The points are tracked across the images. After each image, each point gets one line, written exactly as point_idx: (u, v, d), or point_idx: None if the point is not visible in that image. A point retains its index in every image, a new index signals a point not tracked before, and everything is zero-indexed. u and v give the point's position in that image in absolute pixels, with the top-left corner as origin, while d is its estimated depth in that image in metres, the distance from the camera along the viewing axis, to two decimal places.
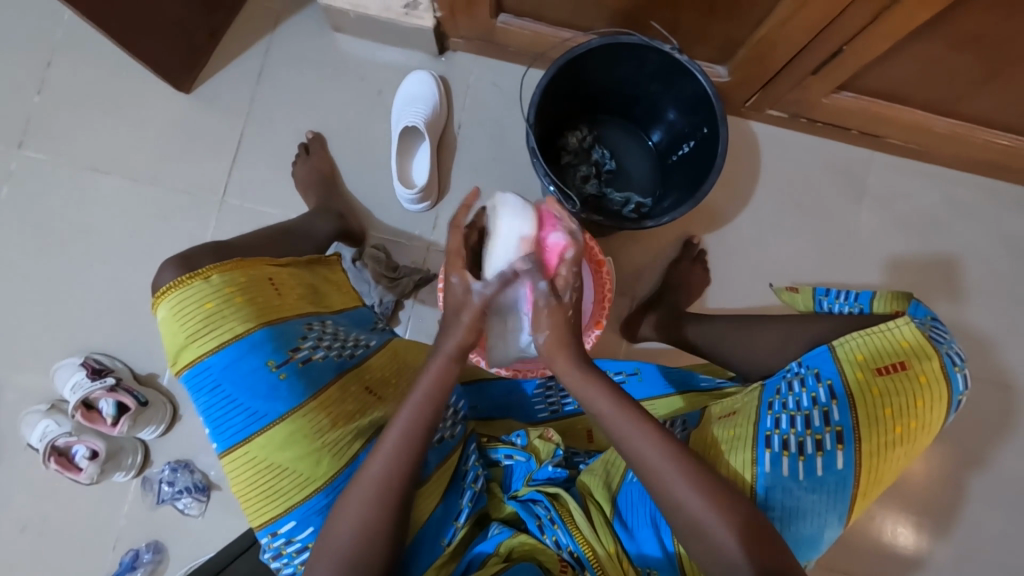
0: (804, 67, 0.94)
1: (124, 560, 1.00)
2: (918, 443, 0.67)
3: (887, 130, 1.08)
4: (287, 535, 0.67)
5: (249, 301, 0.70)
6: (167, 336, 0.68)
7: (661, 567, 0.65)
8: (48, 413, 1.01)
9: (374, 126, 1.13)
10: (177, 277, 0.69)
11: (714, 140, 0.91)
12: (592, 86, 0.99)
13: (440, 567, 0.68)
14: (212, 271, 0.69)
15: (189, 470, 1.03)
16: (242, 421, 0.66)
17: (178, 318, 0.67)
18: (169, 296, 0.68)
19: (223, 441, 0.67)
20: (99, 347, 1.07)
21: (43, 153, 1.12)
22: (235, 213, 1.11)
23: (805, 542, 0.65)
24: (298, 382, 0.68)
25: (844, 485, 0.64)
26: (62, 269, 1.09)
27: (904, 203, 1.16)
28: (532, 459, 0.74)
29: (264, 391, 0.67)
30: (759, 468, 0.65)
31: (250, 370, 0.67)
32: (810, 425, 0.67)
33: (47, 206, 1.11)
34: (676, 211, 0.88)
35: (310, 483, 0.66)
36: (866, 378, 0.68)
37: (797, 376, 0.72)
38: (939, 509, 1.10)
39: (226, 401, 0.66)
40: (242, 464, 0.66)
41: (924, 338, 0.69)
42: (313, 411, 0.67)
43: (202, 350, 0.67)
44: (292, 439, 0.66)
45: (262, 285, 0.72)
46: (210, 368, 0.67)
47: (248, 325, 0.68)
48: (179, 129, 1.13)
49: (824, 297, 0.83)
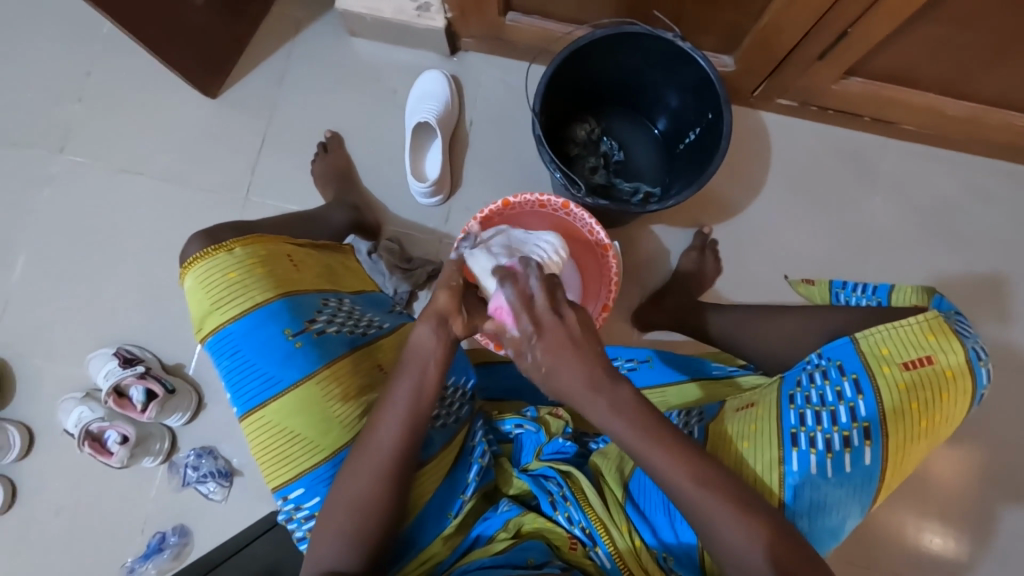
0: (811, 53, 0.94)
1: (151, 542, 1.04)
2: (939, 435, 0.67)
3: (900, 115, 1.07)
4: (296, 501, 0.69)
5: (268, 273, 0.74)
6: (195, 303, 0.72)
7: (677, 556, 0.66)
8: (83, 400, 1.06)
9: (389, 125, 1.18)
10: (205, 248, 0.74)
11: (718, 126, 0.92)
12: (597, 77, 1.01)
13: (446, 538, 0.68)
14: (235, 245, 0.74)
15: (213, 456, 1.07)
16: (259, 386, 0.69)
17: (205, 287, 0.72)
18: (197, 265, 0.73)
19: (242, 405, 0.70)
20: (131, 339, 1.12)
21: (82, 158, 1.19)
22: (257, 210, 1.16)
23: (829, 535, 0.66)
24: (311, 351, 0.71)
25: (870, 479, 0.65)
26: (97, 265, 1.16)
27: (921, 189, 1.14)
28: (541, 430, 0.76)
29: (280, 357, 0.70)
30: (786, 467, 0.65)
31: (267, 337, 0.70)
32: (836, 421, 0.67)
33: (85, 206, 1.17)
34: (681, 194, 0.89)
35: (319, 450, 0.69)
36: (891, 372, 0.67)
37: (818, 369, 0.71)
38: (966, 503, 1.06)
39: (246, 366, 0.70)
40: (257, 428, 0.70)
41: (948, 333, 0.67)
42: (324, 381, 0.70)
43: (224, 317, 0.71)
44: (303, 405, 0.69)
45: (281, 260, 0.77)
46: (232, 334, 0.71)
47: (267, 295, 0.72)
48: (206, 132, 1.19)
49: (841, 290, 0.84)
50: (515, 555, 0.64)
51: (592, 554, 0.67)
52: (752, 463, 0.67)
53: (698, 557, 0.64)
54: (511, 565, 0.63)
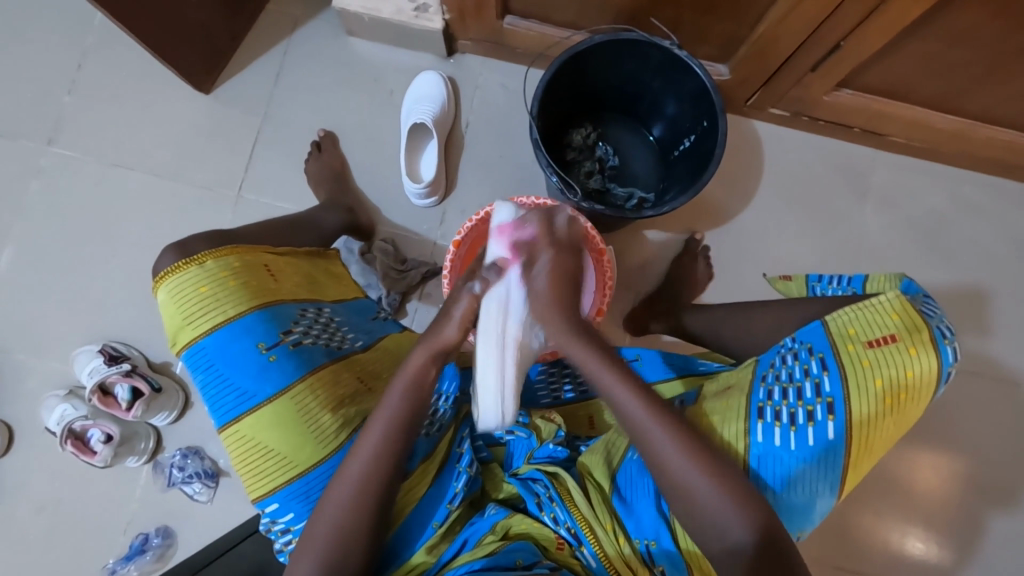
0: (804, 64, 0.96)
1: (134, 543, 1.02)
2: (907, 414, 0.65)
3: (889, 127, 1.09)
4: (272, 516, 0.69)
5: (242, 285, 0.73)
6: (167, 318, 0.71)
7: (663, 554, 0.65)
8: (66, 397, 1.04)
9: (385, 125, 1.17)
10: (175, 263, 0.72)
11: (712, 134, 0.94)
12: (593, 82, 1.02)
13: (431, 547, 0.67)
14: (207, 257, 0.73)
15: (199, 456, 1.05)
16: (233, 400, 0.69)
17: (176, 301, 0.71)
18: (167, 280, 0.72)
19: (218, 419, 0.69)
20: (118, 336, 1.11)
21: (71, 151, 1.17)
22: (250, 208, 1.15)
23: (797, 511, 0.65)
24: (286, 364, 0.70)
25: (834, 455, 0.63)
26: (84, 260, 1.14)
27: (908, 200, 1.16)
28: (533, 436, 0.74)
29: (254, 371, 0.69)
30: (751, 437, 0.65)
31: (240, 351, 0.69)
32: (801, 396, 0.66)
33: (72, 200, 1.15)
34: (676, 200, 0.90)
35: (293, 467, 0.68)
36: (855, 350, 0.66)
37: (790, 351, 0.70)
38: (947, 510, 1.08)
39: (220, 380, 0.69)
40: (233, 443, 0.69)
41: (914, 312, 0.66)
42: (299, 394, 0.69)
43: (197, 331, 0.70)
44: (278, 420, 0.68)
45: (256, 270, 0.75)
46: (205, 348, 0.70)
47: (241, 308, 0.71)
48: (199, 128, 1.18)
49: (817, 283, 0.83)
50: (503, 557, 0.63)
51: (579, 554, 0.67)
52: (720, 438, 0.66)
53: (683, 560, 0.64)
54: (500, 568, 0.62)
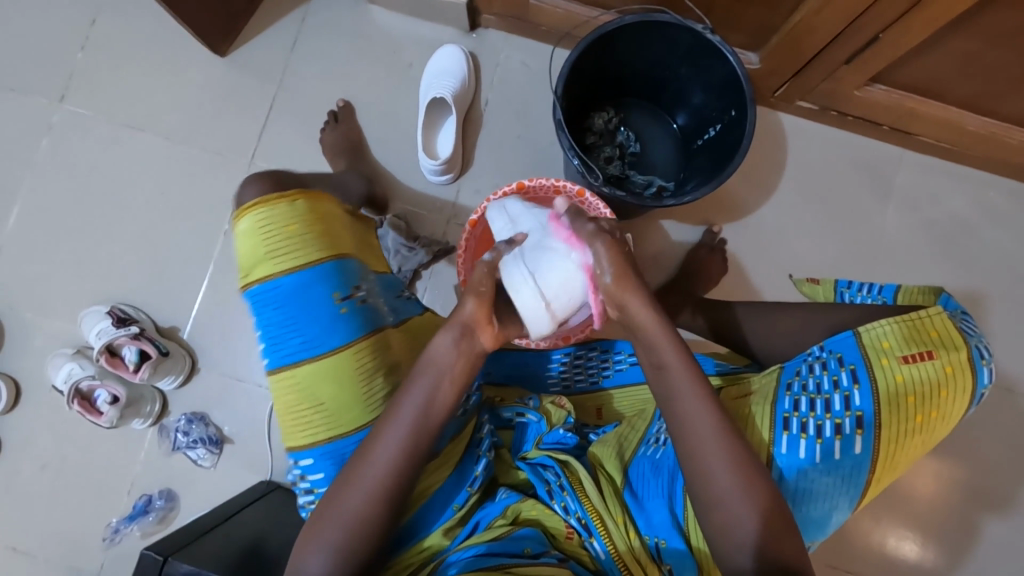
0: (837, 57, 0.93)
1: (137, 504, 1.04)
2: (936, 432, 0.64)
3: (919, 127, 1.06)
4: (304, 469, 0.69)
5: (324, 232, 0.72)
6: (246, 246, 0.70)
7: (674, 551, 0.64)
8: (74, 357, 1.04)
9: (402, 98, 1.15)
10: (266, 194, 0.71)
11: (741, 125, 0.91)
12: (619, 66, 0.99)
13: (447, 529, 0.66)
14: (298, 197, 0.72)
15: (204, 423, 1.06)
16: (298, 345, 0.68)
17: (261, 234, 0.70)
18: (256, 210, 0.70)
19: (275, 360, 0.69)
20: (126, 299, 1.10)
21: (83, 109, 1.15)
22: (262, 176, 1.14)
23: (815, 524, 0.64)
24: (353, 320, 0.70)
25: (859, 470, 0.62)
26: (94, 221, 1.13)
27: (930, 203, 1.14)
28: (543, 420, 0.75)
29: (325, 320, 0.69)
30: (775, 450, 0.63)
31: (314, 297, 0.69)
32: (830, 408, 0.64)
33: (83, 160, 1.14)
34: (699, 190, 0.89)
35: (340, 425, 0.68)
36: (889, 364, 0.64)
37: (818, 360, 0.68)
38: (945, 517, 1.08)
39: (289, 322, 0.69)
40: (286, 388, 0.68)
41: (953, 329, 0.65)
42: (361, 352, 0.69)
43: (276, 268, 0.69)
44: (338, 374, 0.68)
45: (336, 221, 0.75)
46: (280, 287, 0.69)
47: (321, 255, 0.71)
48: (213, 92, 1.16)
49: (846, 290, 0.83)
50: (511, 544, 0.62)
51: (588, 545, 0.65)
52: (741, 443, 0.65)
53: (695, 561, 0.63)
54: (508, 554, 0.61)
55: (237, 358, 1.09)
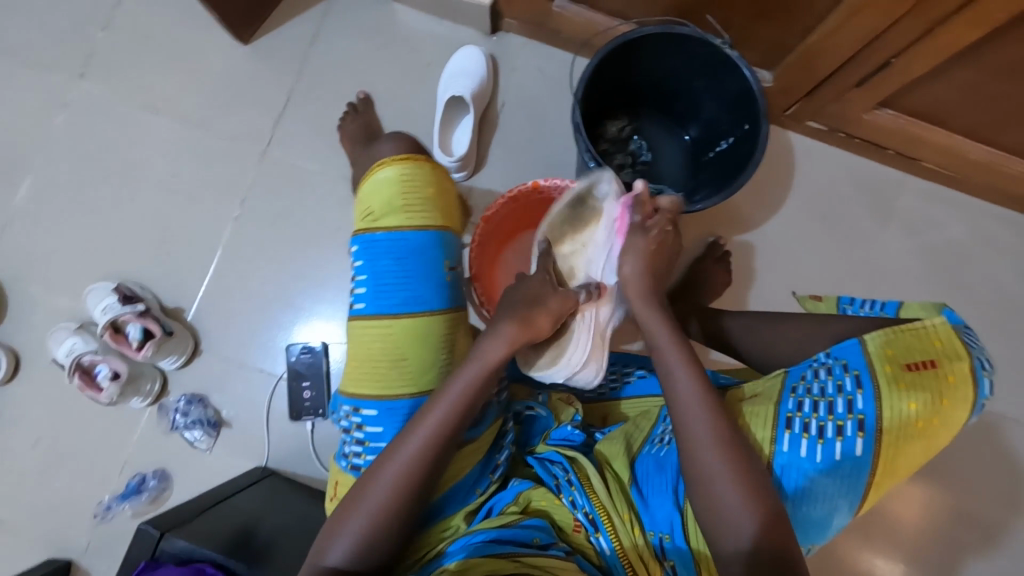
0: (848, 79, 0.95)
1: (131, 483, 1.03)
2: (937, 441, 0.64)
3: (922, 153, 1.09)
4: (364, 419, 0.70)
5: (446, 203, 0.77)
6: (385, 191, 0.73)
7: (676, 549, 0.64)
8: (76, 331, 1.04)
9: (420, 95, 1.17)
10: (414, 153, 0.75)
11: (753, 138, 0.93)
12: (637, 76, 1.02)
13: (470, 512, 0.68)
14: (437, 165, 0.76)
15: (203, 405, 1.06)
16: (402, 298, 0.71)
17: (402, 185, 0.73)
18: (405, 163, 0.74)
19: (373, 305, 0.71)
20: (132, 277, 1.10)
21: (102, 87, 1.16)
22: (276, 164, 1.15)
23: (813, 524, 0.65)
24: (451, 291, 0.74)
25: (860, 472, 0.63)
26: (105, 198, 1.13)
27: (931, 228, 1.16)
28: (551, 416, 0.76)
29: (433, 283, 0.72)
30: (777, 447, 0.65)
31: (429, 259, 0.72)
32: (832, 411, 0.65)
33: (99, 137, 1.15)
34: (710, 199, 0.90)
35: (415, 385, 0.70)
36: (892, 370, 0.65)
37: (823, 365, 0.70)
38: (932, 539, 1.09)
39: (400, 274, 0.71)
40: (376, 335, 0.70)
41: (957, 340, 0.66)
42: (451, 324, 0.73)
43: (405, 221, 0.72)
44: (429, 337, 0.71)
45: (455, 196, 0.80)
46: (403, 240, 0.72)
47: (442, 224, 0.75)
48: (233, 78, 1.17)
49: (848, 304, 0.84)
50: (520, 532, 0.62)
51: (594, 539, 0.65)
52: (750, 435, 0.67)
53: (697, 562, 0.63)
54: (516, 542, 0.61)
55: (241, 342, 1.09)
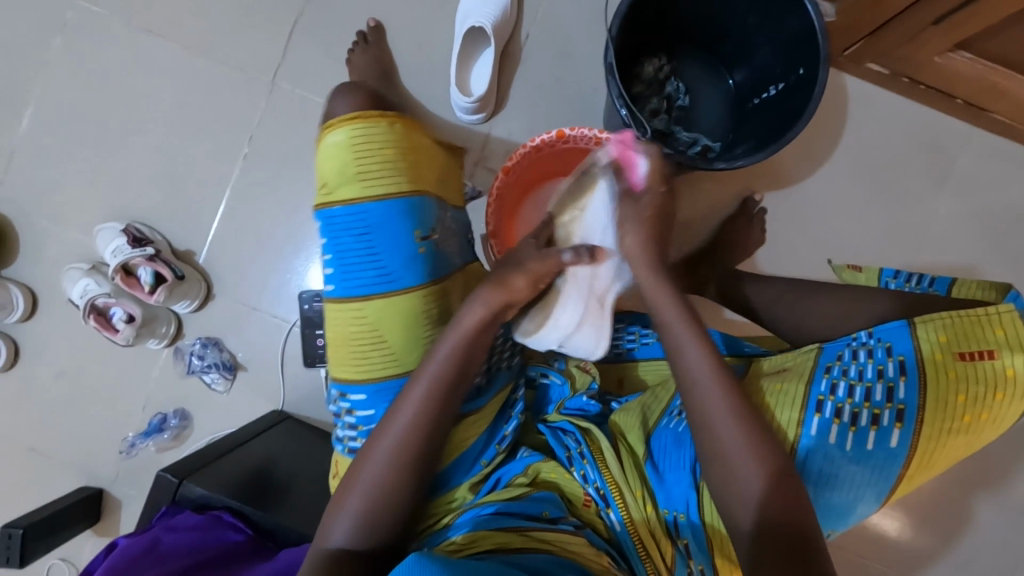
0: (926, 16, 0.83)
1: (152, 421, 1.06)
2: (980, 435, 0.62)
3: (997, 105, 0.97)
4: (352, 404, 0.68)
5: (416, 163, 0.69)
6: (335, 163, 0.67)
7: (687, 526, 0.63)
8: (89, 272, 1.03)
9: (437, 23, 1.06)
10: (364, 109, 0.67)
11: (807, 86, 0.83)
12: (682, 10, 0.91)
13: (473, 483, 0.67)
14: (396, 119, 0.68)
15: (218, 348, 1.06)
16: (372, 278, 0.67)
17: (356, 150, 0.66)
18: (354, 124, 0.67)
19: (342, 288, 0.68)
20: (141, 217, 1.07)
21: (95, 7, 1.07)
22: (284, 98, 1.07)
23: (834, 511, 0.63)
24: (429, 262, 0.69)
25: (892, 463, 0.60)
26: (107, 131, 1.08)
27: (990, 189, 1.06)
28: (567, 384, 0.75)
29: (403, 257, 0.67)
30: (803, 430, 0.61)
31: (397, 231, 0.67)
32: (870, 397, 0.61)
33: (97, 63, 1.08)
34: (752, 156, 0.82)
35: (397, 365, 0.68)
36: (943, 359, 0.61)
37: (863, 346, 0.65)
38: (944, 508, 1.09)
39: (367, 251, 0.67)
40: (350, 320, 0.68)
41: (1022, 330, 0.61)
42: (430, 296, 0.69)
43: (364, 192, 0.67)
44: (405, 315, 0.68)
45: (427, 152, 0.71)
46: (366, 214, 0.67)
47: (409, 188, 0.68)
48: (234, 0, 1.07)
49: (891, 278, 0.79)
50: (530, 506, 0.62)
51: (604, 515, 0.64)
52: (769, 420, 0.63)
53: (708, 539, 0.62)
54: (525, 516, 0.61)
55: (253, 287, 1.07)
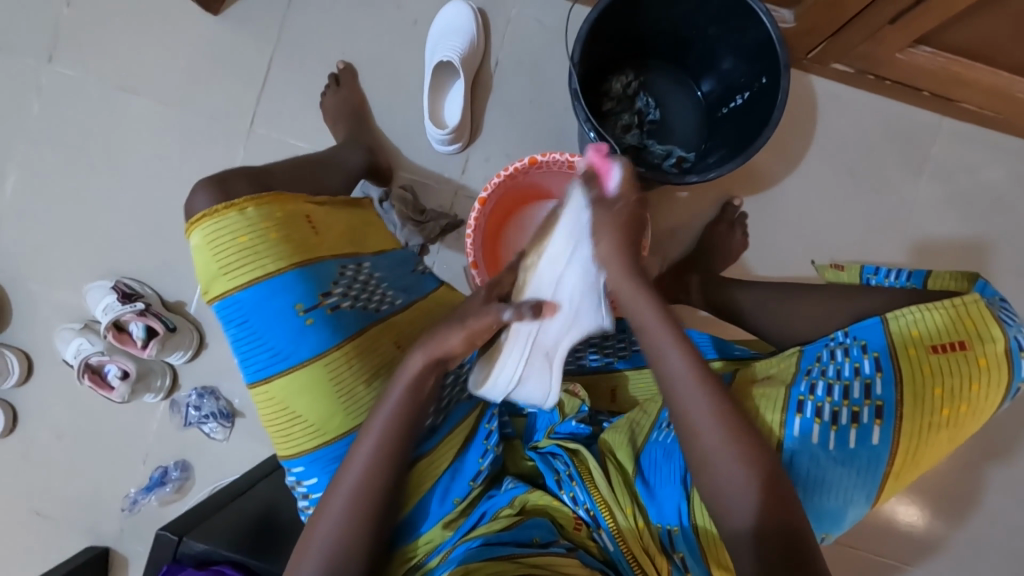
0: (881, 16, 0.84)
1: (154, 475, 1.06)
2: (962, 428, 0.64)
3: (962, 94, 0.98)
4: (298, 477, 0.70)
5: (283, 239, 0.70)
6: (201, 265, 0.68)
7: (682, 537, 0.64)
8: (81, 331, 1.04)
9: (407, 59, 1.08)
10: (212, 206, 0.69)
11: (773, 93, 0.85)
12: (643, 26, 0.92)
13: (448, 522, 0.66)
14: (248, 203, 0.69)
15: (215, 397, 1.06)
16: (266, 359, 0.68)
17: (214, 247, 0.68)
18: (204, 223, 0.68)
19: (248, 376, 0.69)
20: (130, 272, 1.08)
21: (73, 71, 1.09)
22: (263, 144, 1.09)
23: (826, 515, 0.63)
24: (323, 329, 0.69)
25: (876, 461, 0.62)
26: (91, 191, 1.09)
27: (967, 175, 1.07)
28: (555, 410, 0.75)
29: (290, 333, 0.68)
30: (787, 431, 0.63)
31: (277, 311, 0.68)
32: (848, 396, 0.64)
33: (76, 125, 1.09)
34: (723, 167, 0.83)
35: (322, 433, 0.68)
36: (917, 353, 0.64)
37: (840, 346, 0.68)
38: (958, 498, 1.07)
39: (253, 337, 0.68)
40: (263, 403, 0.69)
41: (991, 320, 0.64)
42: (336, 360, 0.68)
43: (232, 283, 0.68)
44: (311, 385, 0.68)
45: (298, 222, 0.72)
46: (240, 302, 0.68)
47: (279, 265, 0.68)
48: (207, 53, 1.09)
49: (873, 275, 0.79)
50: (520, 533, 0.62)
51: (596, 536, 0.65)
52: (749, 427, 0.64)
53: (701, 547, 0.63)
54: (516, 543, 0.61)
55: None
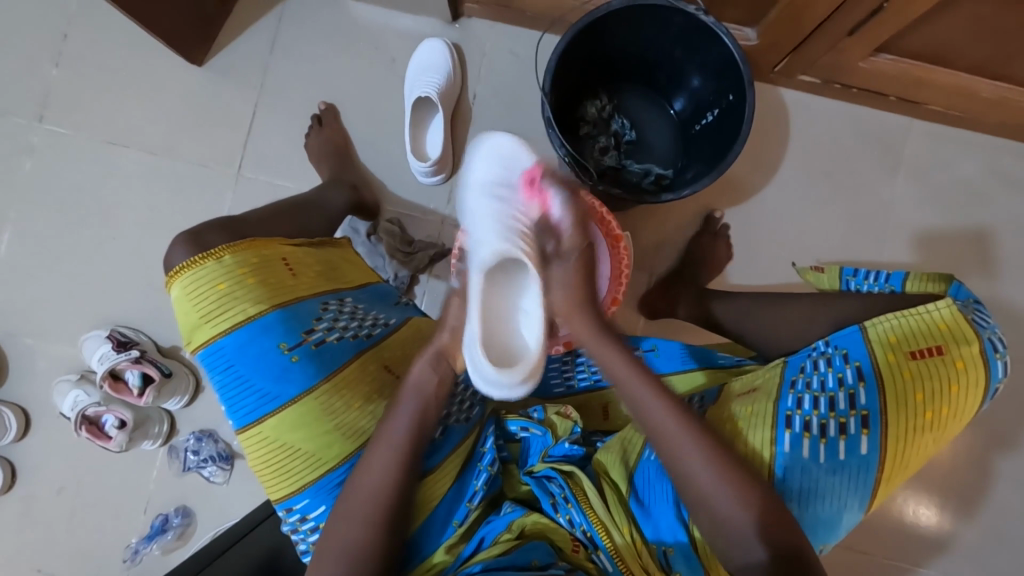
0: (840, 29, 0.88)
1: (155, 523, 1.05)
2: (946, 429, 0.66)
3: (928, 95, 1.01)
4: (301, 512, 0.70)
5: (261, 282, 0.71)
6: (182, 315, 0.70)
7: (678, 552, 0.65)
8: (78, 383, 1.04)
9: (387, 96, 1.11)
10: (190, 257, 0.71)
11: (740, 109, 0.88)
12: (613, 52, 0.96)
13: (450, 546, 0.67)
14: (224, 252, 0.71)
15: (213, 440, 1.06)
16: (255, 401, 0.69)
17: (192, 298, 0.69)
18: (183, 275, 0.70)
19: (238, 420, 0.70)
20: (124, 320, 1.10)
21: (63, 129, 1.12)
22: (251, 187, 1.11)
23: (823, 526, 0.64)
24: (309, 364, 0.70)
25: (867, 470, 0.64)
26: (84, 244, 1.11)
27: (941, 172, 1.10)
28: (548, 433, 0.73)
29: (276, 372, 0.69)
30: (777, 447, 0.64)
31: (262, 351, 0.69)
32: (834, 407, 0.66)
33: (68, 181, 1.12)
34: (697, 182, 0.85)
35: (320, 463, 0.69)
36: (896, 360, 0.66)
37: (822, 356, 0.70)
38: (967, 494, 1.06)
39: (239, 380, 0.69)
40: (256, 443, 0.69)
41: (964, 323, 0.67)
42: (326, 393, 0.69)
43: (215, 330, 0.69)
44: (303, 420, 0.68)
45: (274, 266, 0.74)
46: (224, 348, 0.69)
47: (260, 307, 0.70)
48: (193, 103, 1.12)
49: (852, 277, 0.80)
50: (519, 557, 0.62)
51: (595, 557, 0.65)
52: (744, 445, 0.65)
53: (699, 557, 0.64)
54: (515, 568, 0.60)
55: None
